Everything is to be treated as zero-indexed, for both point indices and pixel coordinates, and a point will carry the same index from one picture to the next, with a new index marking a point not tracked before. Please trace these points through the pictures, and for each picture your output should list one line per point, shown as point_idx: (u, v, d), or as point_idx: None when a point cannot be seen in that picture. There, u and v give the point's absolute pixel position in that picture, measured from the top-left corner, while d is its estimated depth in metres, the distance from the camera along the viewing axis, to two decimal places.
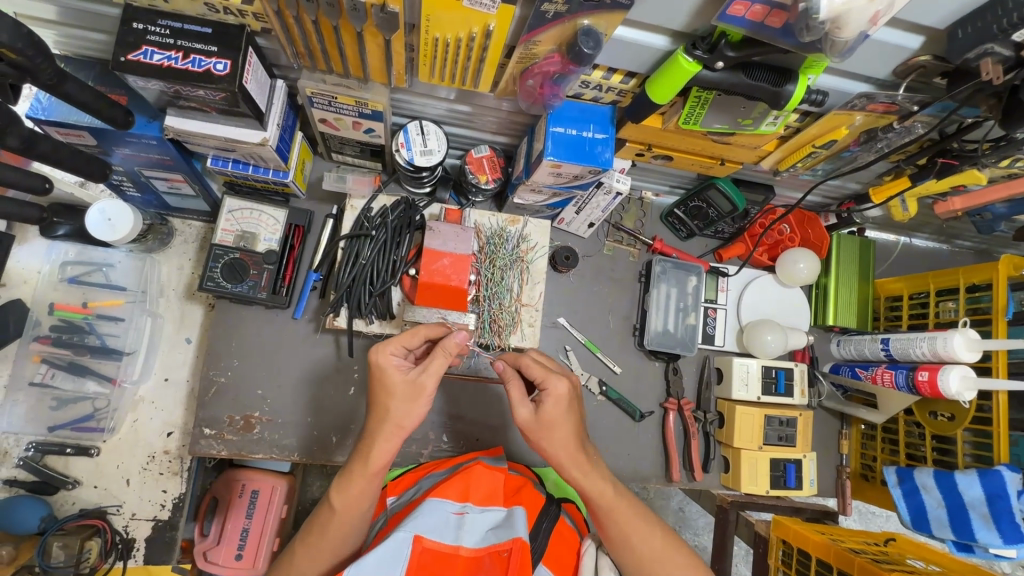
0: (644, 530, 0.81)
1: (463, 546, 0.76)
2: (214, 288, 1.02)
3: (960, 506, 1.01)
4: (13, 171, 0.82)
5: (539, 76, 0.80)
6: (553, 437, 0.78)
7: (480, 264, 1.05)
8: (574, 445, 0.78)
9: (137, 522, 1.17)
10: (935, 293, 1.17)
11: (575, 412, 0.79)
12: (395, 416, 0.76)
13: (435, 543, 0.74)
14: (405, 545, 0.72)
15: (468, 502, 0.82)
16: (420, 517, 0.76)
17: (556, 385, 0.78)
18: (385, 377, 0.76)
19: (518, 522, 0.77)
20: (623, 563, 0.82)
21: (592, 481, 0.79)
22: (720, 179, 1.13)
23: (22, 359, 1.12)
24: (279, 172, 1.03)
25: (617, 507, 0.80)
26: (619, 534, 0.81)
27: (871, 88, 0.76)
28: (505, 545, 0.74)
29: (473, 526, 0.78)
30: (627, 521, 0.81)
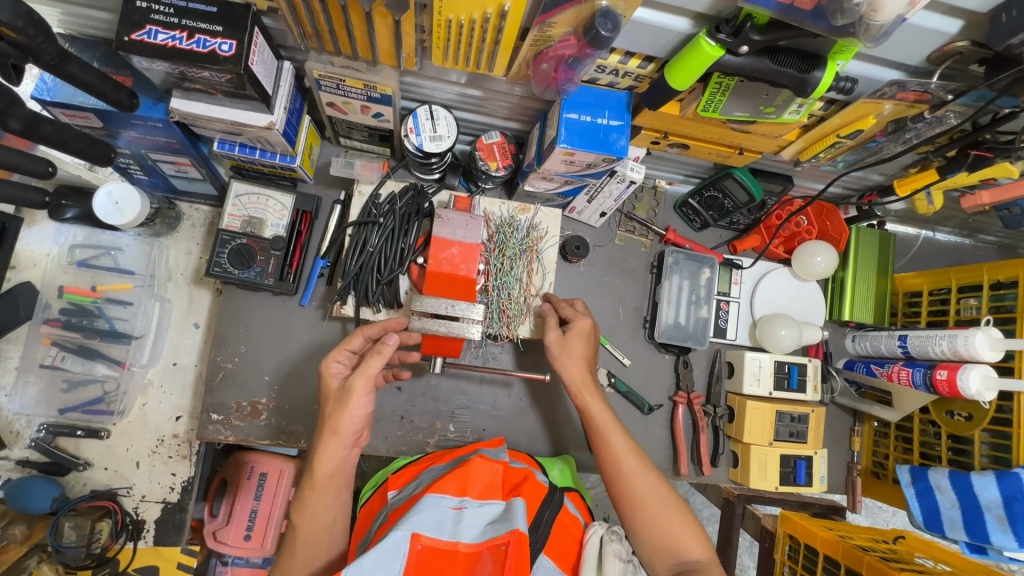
0: (637, 463, 0.89)
1: (462, 542, 0.75)
2: (222, 273, 1.01)
3: (975, 507, 0.99)
4: (19, 155, 0.80)
5: (554, 60, 0.77)
6: (568, 359, 0.95)
7: (489, 253, 1.04)
8: (583, 370, 0.94)
9: (147, 504, 1.18)
10: (957, 289, 1.13)
11: (592, 346, 0.97)
12: (332, 422, 0.81)
13: (433, 540, 0.73)
14: (403, 544, 0.71)
15: (466, 496, 0.81)
16: (417, 514, 0.75)
17: (581, 320, 0.97)
18: (326, 386, 0.85)
19: (517, 515, 0.76)
20: (620, 500, 0.88)
21: (593, 406, 0.93)
22: (737, 168, 1.10)
23: (33, 341, 1.13)
24: (286, 157, 1.01)
25: (613, 437, 0.91)
26: (614, 466, 0.89)
27: (903, 74, 0.73)
28: (503, 539, 0.73)
29: (471, 522, 0.77)
30: (622, 451, 0.90)
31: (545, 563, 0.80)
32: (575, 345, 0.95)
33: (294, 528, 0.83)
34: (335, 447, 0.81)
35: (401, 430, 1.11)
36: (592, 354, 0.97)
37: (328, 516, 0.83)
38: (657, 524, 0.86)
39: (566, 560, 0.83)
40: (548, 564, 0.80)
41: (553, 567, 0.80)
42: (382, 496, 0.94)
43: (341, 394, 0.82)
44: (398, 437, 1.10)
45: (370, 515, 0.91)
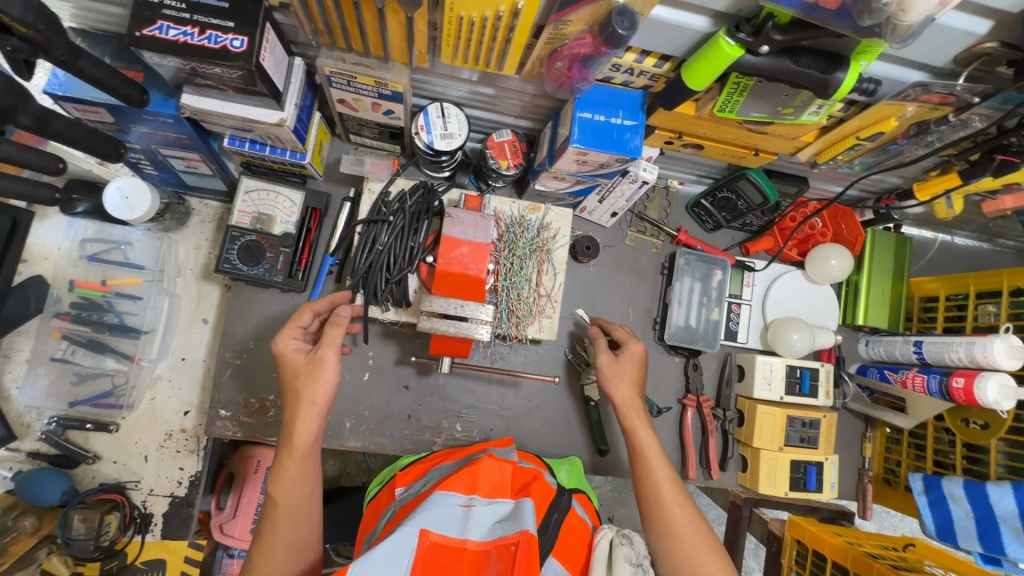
0: (677, 497, 0.88)
1: (470, 540, 0.74)
2: (231, 270, 1.01)
3: (990, 518, 0.98)
4: (29, 152, 0.80)
5: (568, 59, 0.76)
6: (620, 384, 0.96)
7: (499, 252, 1.02)
8: (634, 394, 0.96)
9: (154, 497, 1.18)
10: (975, 295, 1.11)
11: (642, 370, 1.00)
12: (305, 394, 0.82)
13: (441, 537, 0.73)
14: (411, 539, 0.70)
15: (475, 494, 0.80)
16: (426, 511, 0.74)
17: (634, 344, 1.00)
18: (289, 364, 0.84)
19: (526, 515, 0.75)
20: (654, 527, 0.87)
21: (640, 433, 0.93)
22: (752, 169, 1.08)
23: (44, 334, 1.14)
24: (296, 153, 1.01)
25: (657, 466, 0.91)
26: (652, 493, 0.89)
27: (928, 76, 0.71)
28: (512, 538, 0.72)
29: (480, 520, 0.77)
30: (664, 481, 0.89)
31: (554, 566, 0.78)
32: (626, 367, 0.98)
33: (272, 501, 0.80)
34: (309, 417, 0.82)
35: (408, 428, 1.10)
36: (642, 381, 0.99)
37: (303, 487, 0.81)
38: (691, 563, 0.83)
39: (574, 562, 0.82)
40: (557, 566, 0.79)
41: (562, 571, 0.79)
42: (389, 493, 0.93)
43: (311, 364, 0.83)
44: (405, 436, 1.10)
45: (377, 512, 0.91)
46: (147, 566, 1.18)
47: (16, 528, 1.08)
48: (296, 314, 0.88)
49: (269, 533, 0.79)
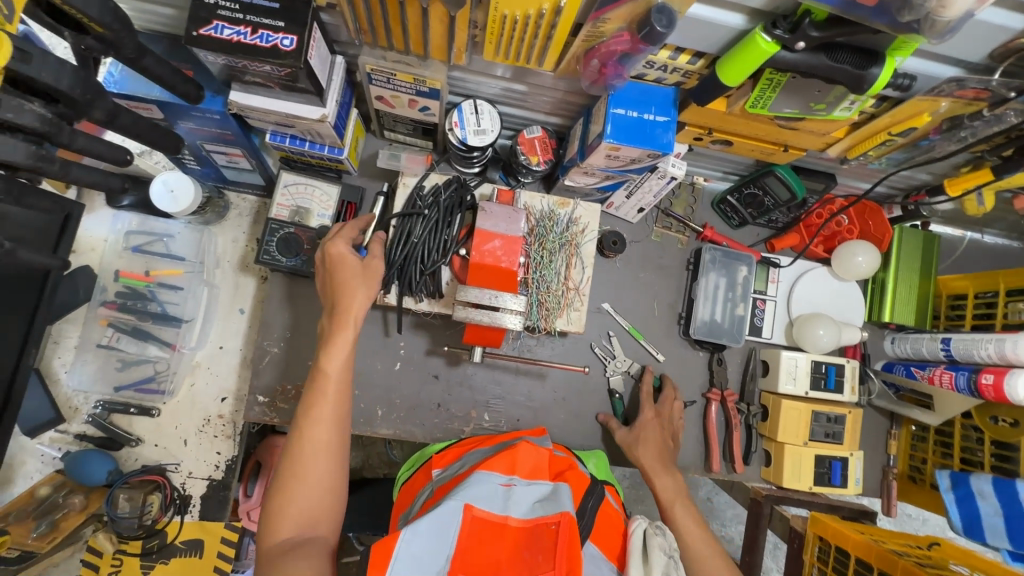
0: (704, 549, 0.94)
1: (511, 517, 0.77)
2: (270, 261, 1.05)
3: (1019, 515, 0.98)
4: (100, 143, 0.81)
5: (604, 56, 0.78)
6: (641, 448, 1.07)
7: (530, 246, 1.05)
8: (656, 454, 1.06)
9: (193, 480, 1.22)
10: (1005, 293, 1.11)
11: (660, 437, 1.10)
12: (359, 292, 0.91)
13: (484, 513, 0.76)
14: (455, 513, 0.74)
15: (515, 475, 0.83)
16: (470, 487, 0.77)
17: (647, 412, 1.11)
18: (340, 264, 0.92)
19: (565, 498, 0.77)
20: None
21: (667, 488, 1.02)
22: (780, 166, 1.09)
23: (91, 321, 1.20)
24: (334, 149, 1.04)
25: (683, 518, 0.98)
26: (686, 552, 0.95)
27: (962, 72, 0.72)
28: (553, 518, 0.75)
29: (520, 499, 0.79)
30: (691, 535, 0.96)
31: (591, 549, 0.81)
32: (645, 435, 1.09)
33: (322, 373, 0.86)
34: (362, 304, 0.90)
35: (438, 417, 1.13)
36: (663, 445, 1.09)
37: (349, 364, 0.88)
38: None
39: (610, 548, 0.85)
40: (594, 550, 0.82)
41: (598, 554, 0.82)
42: (426, 473, 0.97)
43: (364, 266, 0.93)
44: (435, 425, 1.13)
45: (414, 491, 0.95)
46: (186, 546, 1.21)
47: (66, 505, 1.14)
48: (343, 227, 0.97)
49: (319, 403, 0.84)
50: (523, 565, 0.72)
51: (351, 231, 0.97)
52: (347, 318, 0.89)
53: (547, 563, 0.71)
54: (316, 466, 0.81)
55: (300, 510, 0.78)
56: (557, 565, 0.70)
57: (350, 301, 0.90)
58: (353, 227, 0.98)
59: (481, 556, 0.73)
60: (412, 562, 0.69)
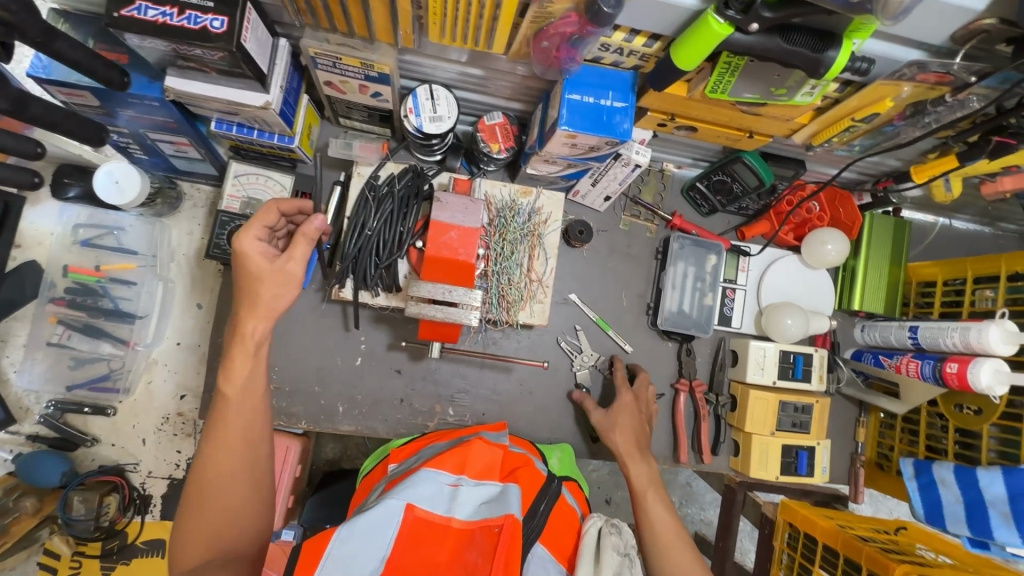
0: (672, 536, 0.91)
1: (455, 518, 0.77)
2: (223, 255, 1.03)
3: (979, 502, 0.98)
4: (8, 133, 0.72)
5: (555, 38, 0.74)
6: (615, 434, 1.04)
7: (490, 237, 1.02)
8: (631, 440, 1.03)
9: (153, 479, 1.20)
10: (972, 280, 1.10)
11: (637, 419, 1.06)
12: (266, 300, 0.76)
13: (427, 513, 0.76)
14: (397, 512, 0.74)
15: (463, 475, 0.84)
16: (414, 487, 0.78)
17: (624, 397, 1.08)
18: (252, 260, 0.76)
19: (511, 500, 0.77)
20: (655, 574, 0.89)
21: (640, 475, 0.98)
22: (748, 152, 1.06)
23: (40, 319, 1.15)
24: (284, 137, 1.00)
25: (655, 508, 0.94)
26: (650, 537, 0.92)
27: (925, 54, 0.68)
28: (496, 521, 0.74)
29: (466, 499, 0.80)
30: (662, 522, 0.93)
31: (539, 551, 0.80)
32: (619, 417, 1.05)
33: (223, 394, 0.76)
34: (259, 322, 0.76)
35: (401, 413, 1.11)
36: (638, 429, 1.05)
37: (253, 380, 0.78)
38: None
39: (562, 549, 0.84)
40: (543, 551, 0.81)
41: (546, 555, 0.80)
42: (382, 468, 0.98)
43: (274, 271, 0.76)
44: (398, 420, 1.11)
45: (370, 485, 0.96)
46: (148, 546, 1.19)
47: (18, 510, 1.10)
48: (261, 211, 0.80)
49: (225, 424, 0.76)
50: (463, 567, 0.72)
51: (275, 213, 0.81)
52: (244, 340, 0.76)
53: (485, 567, 0.70)
54: (222, 493, 0.74)
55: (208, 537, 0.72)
56: (494, 566, 0.69)
57: (248, 318, 0.76)
58: (274, 208, 0.81)
59: (421, 555, 0.72)
60: (344, 560, 0.68)
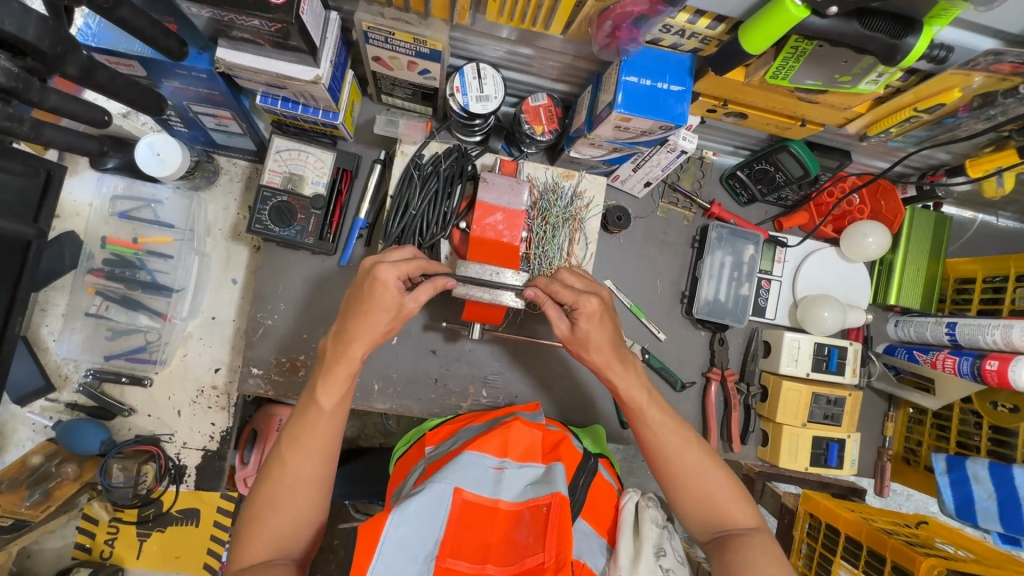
0: (679, 438, 0.87)
1: (502, 500, 0.79)
2: (263, 231, 1.01)
3: (1013, 499, 0.99)
4: (75, 103, 0.67)
5: (618, 18, 0.73)
6: (590, 350, 0.87)
7: (532, 221, 1.02)
8: (611, 352, 0.86)
9: (188, 450, 1.21)
10: (1014, 277, 1.09)
11: (606, 322, 0.86)
12: (375, 324, 0.80)
13: (474, 496, 0.78)
14: (446, 496, 0.76)
15: (507, 458, 0.84)
16: (460, 470, 0.79)
17: (586, 301, 0.83)
18: (376, 291, 0.78)
19: (557, 478, 0.79)
20: (678, 495, 0.87)
21: (630, 389, 0.87)
22: (794, 141, 1.05)
23: (79, 290, 1.16)
24: (329, 113, 0.99)
25: (654, 416, 0.88)
26: (662, 458, 0.87)
27: (999, 43, 0.67)
28: (544, 500, 0.76)
29: (511, 481, 0.81)
30: (666, 431, 0.88)
31: (583, 526, 0.83)
32: (590, 331, 0.84)
33: (316, 408, 0.82)
34: (363, 344, 0.81)
35: (436, 393, 1.12)
36: (609, 328, 0.86)
37: (342, 401, 0.83)
38: (712, 501, 0.86)
39: (601, 523, 0.86)
40: (586, 526, 0.84)
41: (590, 530, 0.83)
42: (419, 450, 0.98)
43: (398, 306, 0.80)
44: (432, 400, 1.11)
45: (407, 467, 0.96)
46: (182, 515, 1.21)
47: (59, 474, 1.13)
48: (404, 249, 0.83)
49: (307, 438, 0.81)
50: (515, 547, 0.75)
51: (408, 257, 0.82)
52: (351, 359, 0.81)
53: (538, 544, 0.73)
54: (297, 496, 0.79)
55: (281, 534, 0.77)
56: (547, 547, 0.71)
57: (355, 339, 0.81)
58: (419, 262, 0.82)
59: (472, 539, 0.76)
60: (401, 545, 0.71)
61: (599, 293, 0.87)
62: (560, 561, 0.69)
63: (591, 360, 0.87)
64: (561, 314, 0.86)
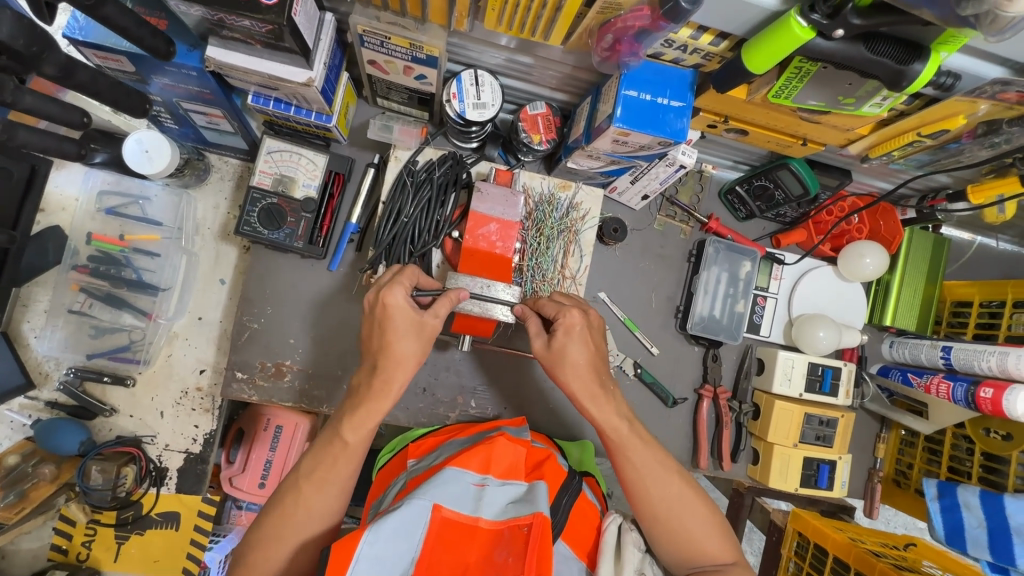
0: (660, 473, 0.86)
1: (482, 519, 0.77)
2: (251, 233, 0.99)
3: (1003, 529, 0.98)
4: (53, 103, 0.65)
5: (619, 31, 0.71)
6: (566, 369, 0.85)
7: (527, 231, 1.00)
8: (588, 380, 0.85)
9: (170, 453, 1.18)
10: (1011, 304, 1.08)
11: (586, 342, 0.85)
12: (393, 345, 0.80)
13: (455, 513, 0.76)
14: (424, 513, 0.74)
15: (489, 474, 0.83)
16: (441, 487, 0.77)
17: (569, 312, 0.85)
18: (392, 316, 0.79)
19: (539, 498, 0.77)
20: (654, 526, 0.86)
21: (606, 419, 0.85)
22: (794, 159, 1.03)
23: (62, 286, 1.14)
24: (322, 115, 0.97)
25: (636, 453, 0.86)
26: (638, 487, 0.86)
27: (1008, 72, 0.65)
28: (525, 520, 0.74)
29: (492, 500, 0.79)
30: (644, 461, 0.86)
31: (562, 548, 0.82)
32: (565, 349, 0.84)
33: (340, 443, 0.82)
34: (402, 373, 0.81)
35: (423, 402, 1.10)
36: (587, 353, 0.85)
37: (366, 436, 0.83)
38: (690, 537, 0.85)
39: (581, 546, 0.85)
40: (566, 549, 0.82)
41: (570, 554, 0.82)
42: (401, 463, 0.97)
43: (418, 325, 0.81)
44: (420, 409, 1.10)
45: (389, 479, 0.95)
46: (162, 518, 1.19)
47: (36, 475, 1.10)
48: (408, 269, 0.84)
49: (325, 471, 0.82)
50: (492, 567, 0.72)
51: (411, 275, 0.83)
52: (389, 391, 0.81)
53: (517, 566, 0.70)
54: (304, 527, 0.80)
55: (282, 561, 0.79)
56: (526, 566, 0.69)
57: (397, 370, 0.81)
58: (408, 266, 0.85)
59: (450, 558, 0.74)
60: (375, 561, 0.69)
61: (585, 308, 0.89)
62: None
63: (568, 385, 0.86)
64: (540, 329, 0.87)
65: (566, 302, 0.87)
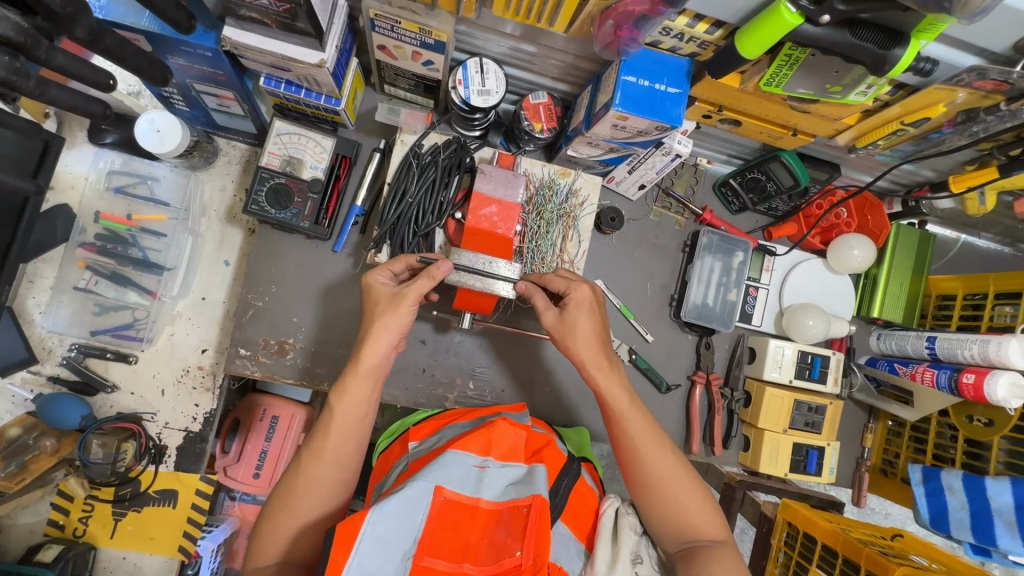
0: (655, 446, 0.88)
1: (483, 500, 0.79)
2: (259, 212, 1.02)
3: (984, 511, 1.01)
4: (83, 65, 0.68)
5: (620, 17, 0.75)
6: (576, 340, 0.90)
7: (528, 215, 1.04)
8: (596, 349, 0.89)
9: (169, 431, 1.19)
10: (993, 295, 1.12)
11: (595, 316, 0.91)
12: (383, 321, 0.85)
13: (456, 494, 0.78)
14: (425, 495, 0.75)
15: (489, 457, 0.83)
16: (442, 468, 0.78)
17: (579, 289, 0.90)
18: (373, 292, 0.87)
19: (538, 480, 0.79)
20: (649, 492, 0.87)
21: (609, 386, 0.89)
22: (786, 151, 1.08)
23: (69, 263, 1.16)
24: (331, 99, 1.00)
25: (633, 422, 0.89)
26: (634, 458, 0.88)
27: (984, 61, 0.69)
28: (524, 501, 0.77)
29: (492, 481, 0.81)
30: (642, 433, 0.89)
31: (561, 529, 0.84)
32: (577, 321, 0.89)
33: (329, 412, 0.84)
34: (390, 335, 0.85)
35: (423, 382, 1.12)
36: (597, 326, 0.91)
37: (367, 405, 0.86)
38: (683, 518, 0.87)
39: (580, 528, 0.87)
40: (565, 530, 0.85)
41: (568, 534, 0.84)
42: (402, 446, 0.98)
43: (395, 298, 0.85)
44: (419, 390, 1.12)
45: (391, 462, 0.97)
46: (160, 495, 1.19)
47: (36, 447, 1.13)
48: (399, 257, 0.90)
49: (329, 444, 0.83)
50: (492, 546, 0.76)
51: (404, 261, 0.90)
52: (369, 358, 0.85)
53: (515, 545, 0.74)
54: (311, 501, 0.82)
55: (289, 538, 0.81)
56: (525, 548, 0.73)
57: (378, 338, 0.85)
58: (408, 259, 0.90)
59: (450, 537, 0.76)
60: (377, 542, 0.70)
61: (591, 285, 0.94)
62: (536, 564, 0.71)
63: (579, 353, 0.90)
64: (548, 304, 0.91)
65: (575, 278, 0.92)
